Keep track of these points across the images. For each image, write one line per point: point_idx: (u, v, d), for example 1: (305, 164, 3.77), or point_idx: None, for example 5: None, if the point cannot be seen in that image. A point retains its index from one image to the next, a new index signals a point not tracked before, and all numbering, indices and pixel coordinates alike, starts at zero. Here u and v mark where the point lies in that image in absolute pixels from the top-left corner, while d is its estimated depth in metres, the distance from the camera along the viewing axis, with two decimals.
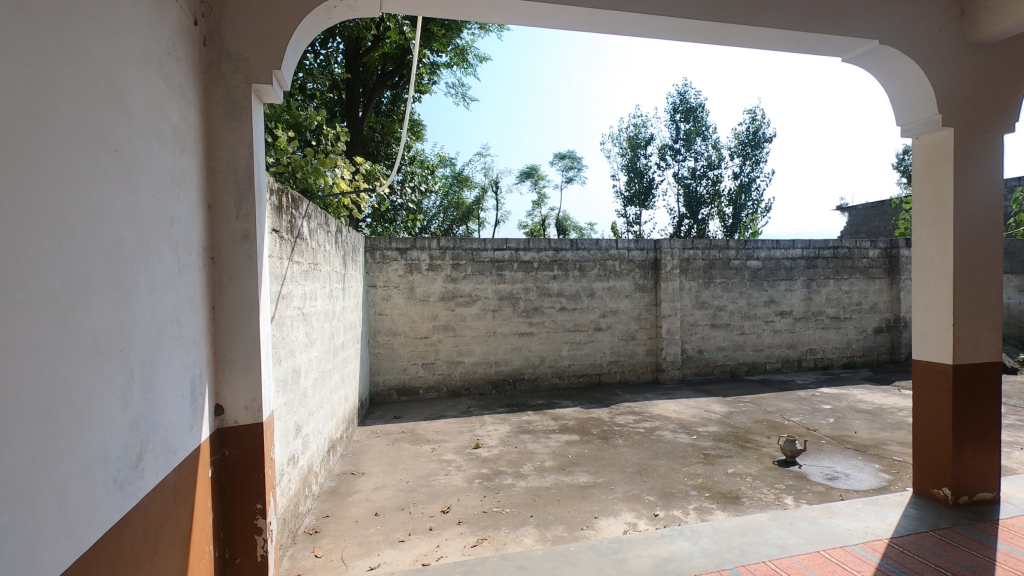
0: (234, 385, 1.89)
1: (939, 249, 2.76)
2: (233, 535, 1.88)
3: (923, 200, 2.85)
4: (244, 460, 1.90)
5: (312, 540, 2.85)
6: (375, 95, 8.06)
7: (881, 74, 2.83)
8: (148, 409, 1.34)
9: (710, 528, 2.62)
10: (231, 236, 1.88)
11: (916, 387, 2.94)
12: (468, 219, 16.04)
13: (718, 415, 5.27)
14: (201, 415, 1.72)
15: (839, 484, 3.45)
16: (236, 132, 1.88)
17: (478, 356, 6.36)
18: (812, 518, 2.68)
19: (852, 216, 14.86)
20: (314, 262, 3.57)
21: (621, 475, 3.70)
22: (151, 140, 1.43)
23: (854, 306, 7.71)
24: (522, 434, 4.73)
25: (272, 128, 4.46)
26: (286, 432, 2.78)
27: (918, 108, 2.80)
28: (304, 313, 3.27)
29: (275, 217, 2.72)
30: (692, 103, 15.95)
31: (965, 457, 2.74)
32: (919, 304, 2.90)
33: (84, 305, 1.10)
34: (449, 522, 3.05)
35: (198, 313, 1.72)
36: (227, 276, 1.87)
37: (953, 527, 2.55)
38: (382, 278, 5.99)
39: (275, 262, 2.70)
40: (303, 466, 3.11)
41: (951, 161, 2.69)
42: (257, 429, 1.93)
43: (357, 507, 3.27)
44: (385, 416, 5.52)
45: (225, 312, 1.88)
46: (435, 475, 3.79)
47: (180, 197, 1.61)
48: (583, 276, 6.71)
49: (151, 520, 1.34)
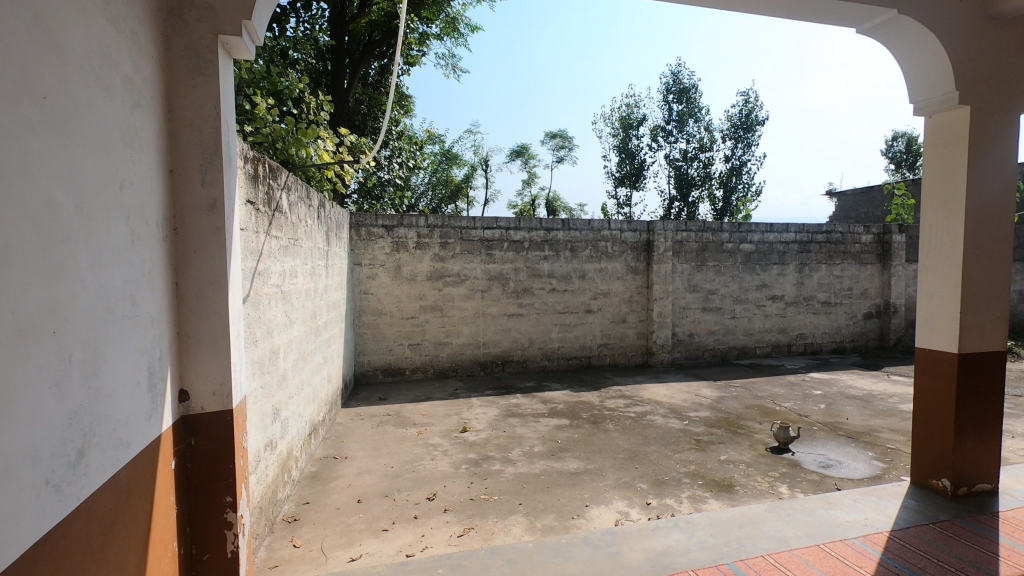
0: (201, 370, 1.73)
1: (948, 234, 2.65)
2: (200, 530, 1.73)
3: (934, 182, 2.73)
4: (212, 449, 1.75)
5: (290, 528, 2.72)
6: (361, 65, 7.76)
7: (896, 46, 2.68)
8: (91, 399, 1.18)
9: (707, 520, 2.52)
10: (197, 206, 1.70)
11: (917, 376, 2.85)
12: (456, 197, 15.77)
13: (709, 400, 5.21)
14: (162, 401, 1.56)
15: (833, 472, 3.39)
16: (200, 88, 1.69)
17: (466, 337, 6.22)
18: (809, 510, 2.60)
19: (840, 201, 14.89)
20: (294, 237, 3.38)
21: (612, 461, 3.61)
22: (95, 91, 1.24)
23: (845, 291, 7.68)
24: (510, 418, 4.63)
25: (251, 95, 4.22)
26: (263, 417, 2.63)
27: (932, 84, 2.66)
28: (283, 292, 3.10)
29: (250, 187, 2.53)
30: (686, 83, 15.74)
31: (965, 447, 2.67)
32: (926, 291, 2.79)
33: (6, 278, 0.93)
34: (435, 510, 2.93)
35: (157, 290, 1.55)
36: (192, 250, 1.70)
37: (954, 520, 2.48)
38: (368, 256, 5.79)
39: (251, 236, 2.52)
40: (282, 451, 2.97)
41: (967, 141, 2.56)
42: (227, 417, 1.77)
43: (338, 493, 3.15)
44: (370, 397, 5.38)
45: (190, 290, 1.70)
46: (420, 460, 3.67)
47: (133, 158, 1.43)
48: (574, 256, 6.56)
49: (99, 522, 1.19)
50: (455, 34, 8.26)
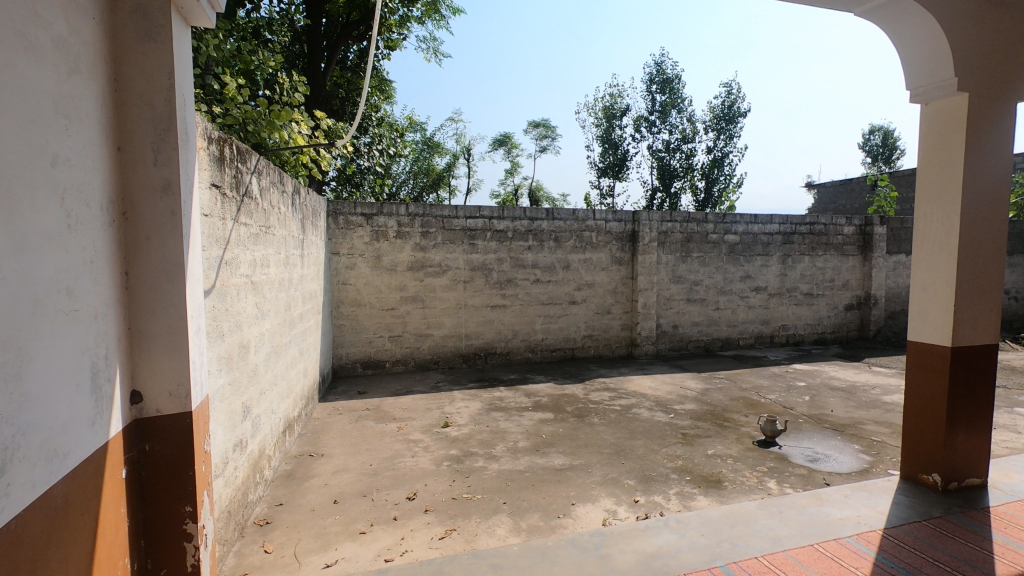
0: (157, 368, 1.57)
1: (944, 224, 2.58)
2: (155, 544, 1.59)
3: (929, 172, 2.65)
4: (169, 455, 1.60)
5: (262, 532, 2.58)
6: (339, 47, 7.49)
7: (895, 28, 2.59)
8: (14, 407, 1.02)
9: (697, 518, 2.45)
10: (149, 188, 1.53)
11: (909, 369, 2.80)
12: (438, 186, 15.54)
13: (694, 392, 5.16)
14: (109, 405, 1.41)
15: (822, 467, 3.34)
16: (151, 56, 1.51)
17: (447, 329, 6.09)
18: (801, 507, 2.54)
19: (819, 194, 15.03)
20: (265, 225, 3.20)
21: (599, 456, 3.52)
22: (16, 50, 1.07)
23: (826, 282, 7.70)
24: (494, 412, 4.51)
25: (220, 74, 3.99)
26: (230, 415, 2.47)
27: (930, 70, 2.57)
28: (254, 282, 2.92)
29: (215, 170, 2.35)
30: (669, 73, 15.67)
31: (957, 442, 2.63)
32: (919, 283, 2.73)
33: None
34: (416, 510, 2.81)
35: (101, 281, 1.39)
36: (143, 236, 1.53)
37: (946, 515, 2.44)
38: (346, 245, 5.60)
39: (216, 223, 2.34)
40: (253, 450, 2.81)
41: (964, 129, 2.48)
42: (185, 420, 1.62)
43: (314, 493, 3.01)
44: (349, 390, 5.23)
45: (141, 280, 1.54)
46: (401, 457, 3.54)
47: (70, 130, 1.26)
48: (559, 247, 6.44)
49: (26, 546, 1.05)
50: (436, 17, 8.02)
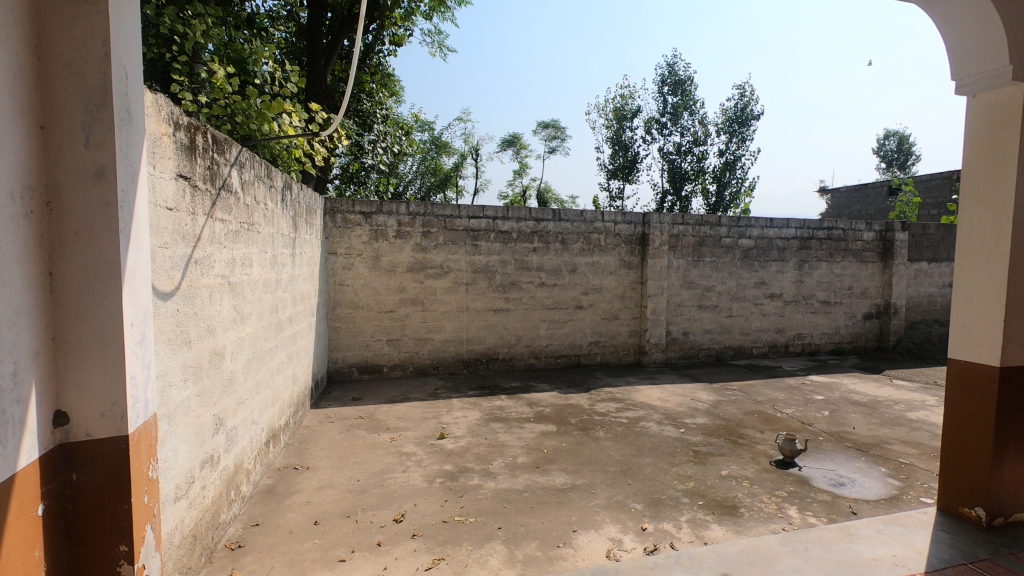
0: (84, 384, 1.34)
1: (993, 230, 2.31)
2: None
3: (978, 172, 2.37)
4: (101, 485, 1.37)
5: (232, 557, 2.35)
6: (342, 39, 7.29)
7: (941, 11, 2.33)
8: None
9: (713, 555, 2.18)
10: (78, 174, 1.30)
11: (949, 390, 2.54)
12: (445, 186, 15.36)
13: (705, 404, 4.88)
14: (14, 429, 1.17)
15: (846, 493, 3.06)
16: (80, 19, 1.29)
17: (448, 333, 5.85)
18: (828, 544, 2.26)
19: (834, 199, 14.68)
20: (248, 222, 2.98)
21: (603, 476, 3.27)
22: None
23: (844, 290, 7.40)
24: (493, 423, 4.26)
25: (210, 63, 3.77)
26: (199, 430, 2.25)
27: (983, 58, 2.30)
28: (231, 283, 2.70)
29: (184, 159, 2.12)
30: (681, 76, 15.40)
31: (1004, 472, 2.36)
32: (963, 294, 2.46)
33: None
34: (402, 535, 2.57)
35: (7, 283, 1.16)
36: (72, 231, 1.30)
37: (993, 558, 2.17)
38: (343, 245, 5.39)
39: (184, 218, 2.12)
40: (228, 465, 2.59)
41: (1020, 124, 2.21)
42: (120, 445, 1.39)
43: (294, 513, 2.77)
44: (344, 397, 5.00)
45: (69, 283, 1.31)
46: (390, 472, 3.31)
47: None
48: (565, 249, 6.19)
49: None
50: (443, 11, 7.82)
